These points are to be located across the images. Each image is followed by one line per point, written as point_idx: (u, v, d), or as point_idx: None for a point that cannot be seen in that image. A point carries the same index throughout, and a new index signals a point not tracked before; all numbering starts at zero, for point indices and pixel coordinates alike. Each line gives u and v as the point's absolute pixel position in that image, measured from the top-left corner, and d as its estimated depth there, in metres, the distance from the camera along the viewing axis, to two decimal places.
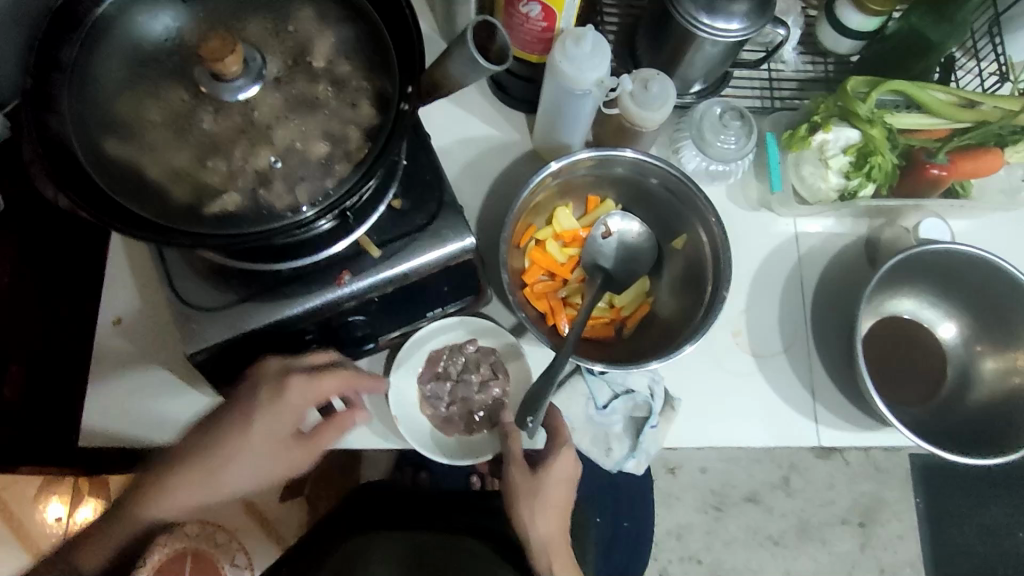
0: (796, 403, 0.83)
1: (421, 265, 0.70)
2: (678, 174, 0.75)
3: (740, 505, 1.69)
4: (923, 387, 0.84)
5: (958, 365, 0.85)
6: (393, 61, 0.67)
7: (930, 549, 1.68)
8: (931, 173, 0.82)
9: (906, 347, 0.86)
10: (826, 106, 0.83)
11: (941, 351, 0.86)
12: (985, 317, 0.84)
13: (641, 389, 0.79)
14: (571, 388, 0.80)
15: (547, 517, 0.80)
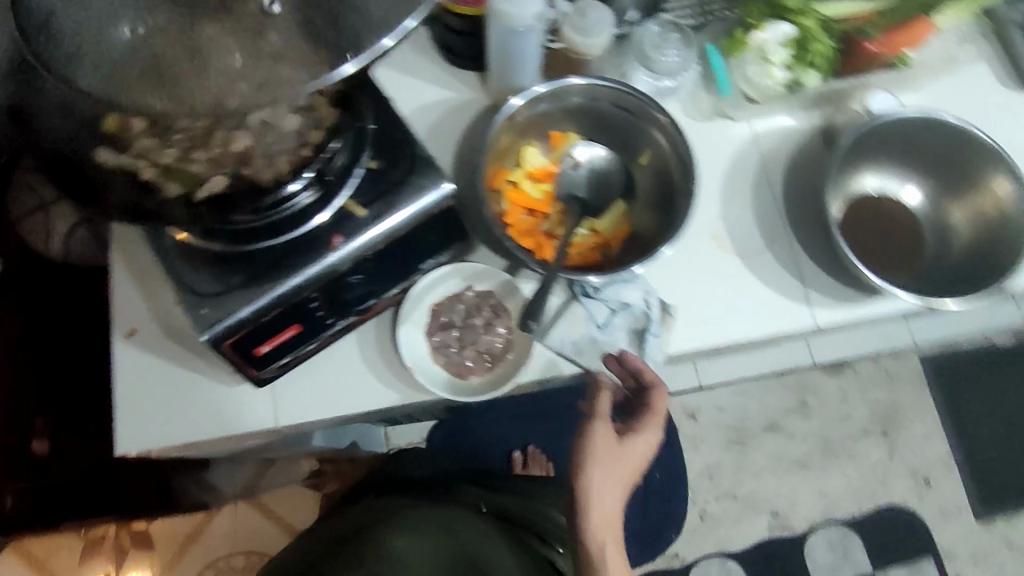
0: (786, 292, 0.87)
1: (404, 220, 0.74)
2: (627, 90, 0.80)
3: (762, 435, 1.73)
4: (905, 251, 0.88)
5: (929, 226, 0.89)
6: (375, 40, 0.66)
7: (955, 442, 1.73)
8: (869, 50, 0.87)
9: (880, 223, 0.89)
10: (758, 8, 0.88)
11: (913, 216, 0.90)
12: (946, 176, 0.88)
13: (637, 302, 0.83)
14: (570, 314, 0.83)
15: (607, 489, 0.78)
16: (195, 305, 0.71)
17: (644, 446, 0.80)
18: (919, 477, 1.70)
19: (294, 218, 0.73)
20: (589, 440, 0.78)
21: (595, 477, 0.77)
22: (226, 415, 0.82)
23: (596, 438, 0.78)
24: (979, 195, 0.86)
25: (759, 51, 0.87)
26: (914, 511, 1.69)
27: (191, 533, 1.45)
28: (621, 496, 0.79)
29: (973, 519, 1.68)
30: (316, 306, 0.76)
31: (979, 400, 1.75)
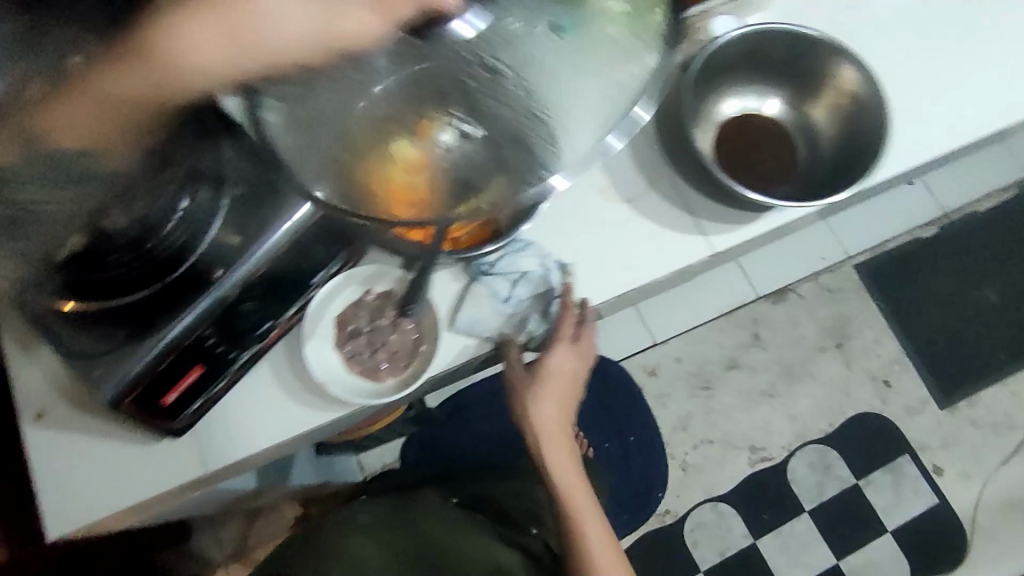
0: (678, 227, 0.89)
1: (274, 247, 0.73)
2: None
3: (725, 375, 1.75)
4: (775, 162, 0.91)
5: (794, 133, 0.93)
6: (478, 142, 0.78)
7: (906, 339, 1.78)
8: None
9: (749, 141, 0.92)
10: None
11: (777, 127, 0.93)
12: (802, 80, 0.91)
13: (534, 269, 0.85)
14: (473, 295, 0.83)
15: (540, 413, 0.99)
16: (86, 366, 0.72)
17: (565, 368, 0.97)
18: (879, 380, 1.75)
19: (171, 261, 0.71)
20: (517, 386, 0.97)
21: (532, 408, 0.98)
22: (156, 470, 0.81)
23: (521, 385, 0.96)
24: (828, 98, 0.90)
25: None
26: (883, 414, 1.73)
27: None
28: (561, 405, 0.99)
29: (938, 409, 1.73)
30: (213, 342, 0.75)
31: (918, 295, 1.82)
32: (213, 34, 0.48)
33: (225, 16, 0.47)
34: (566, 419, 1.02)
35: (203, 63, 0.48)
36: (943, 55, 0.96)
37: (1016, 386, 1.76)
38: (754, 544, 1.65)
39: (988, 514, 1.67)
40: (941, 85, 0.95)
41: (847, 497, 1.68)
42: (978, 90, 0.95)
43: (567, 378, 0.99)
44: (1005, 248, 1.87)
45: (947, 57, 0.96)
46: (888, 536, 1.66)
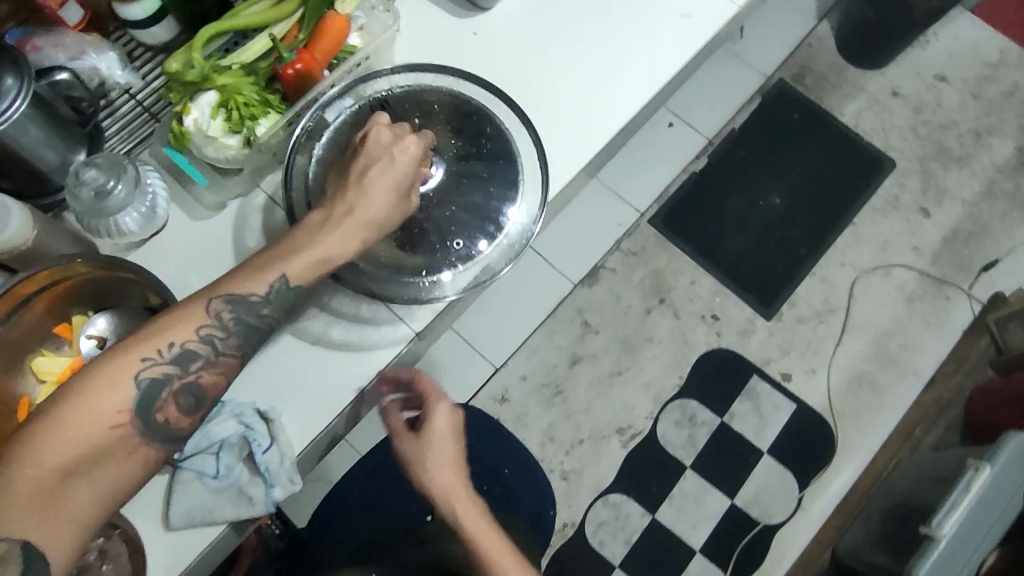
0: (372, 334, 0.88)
1: None
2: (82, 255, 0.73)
3: (572, 372, 1.76)
4: (437, 246, 0.84)
5: (456, 208, 0.85)
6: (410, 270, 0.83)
7: (717, 271, 1.86)
8: (292, 73, 0.85)
9: (422, 223, 0.84)
10: (177, 91, 0.82)
11: (440, 202, 0.84)
12: (451, 117, 0.87)
13: (232, 432, 0.80)
14: (177, 485, 0.78)
15: (448, 482, 0.81)
16: None
17: (442, 419, 0.83)
18: (708, 316, 1.82)
19: None
20: (401, 451, 0.83)
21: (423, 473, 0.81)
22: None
23: (404, 450, 0.82)
24: (462, 152, 0.86)
25: (199, 132, 0.81)
26: (722, 347, 1.80)
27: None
28: (455, 466, 0.82)
29: (766, 321, 1.82)
30: None
31: (713, 224, 1.90)
32: (378, 202, 0.76)
33: (374, 196, 0.76)
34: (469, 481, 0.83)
35: (384, 221, 0.76)
36: (570, 55, 0.99)
37: (823, 272, 1.87)
38: (655, 518, 1.67)
39: (840, 397, 1.77)
40: (579, 86, 0.98)
41: (718, 437, 1.74)
42: (612, 75, 0.99)
43: (452, 439, 0.83)
44: (771, 150, 1.97)
45: (574, 55, 0.99)
46: (766, 456, 1.73)
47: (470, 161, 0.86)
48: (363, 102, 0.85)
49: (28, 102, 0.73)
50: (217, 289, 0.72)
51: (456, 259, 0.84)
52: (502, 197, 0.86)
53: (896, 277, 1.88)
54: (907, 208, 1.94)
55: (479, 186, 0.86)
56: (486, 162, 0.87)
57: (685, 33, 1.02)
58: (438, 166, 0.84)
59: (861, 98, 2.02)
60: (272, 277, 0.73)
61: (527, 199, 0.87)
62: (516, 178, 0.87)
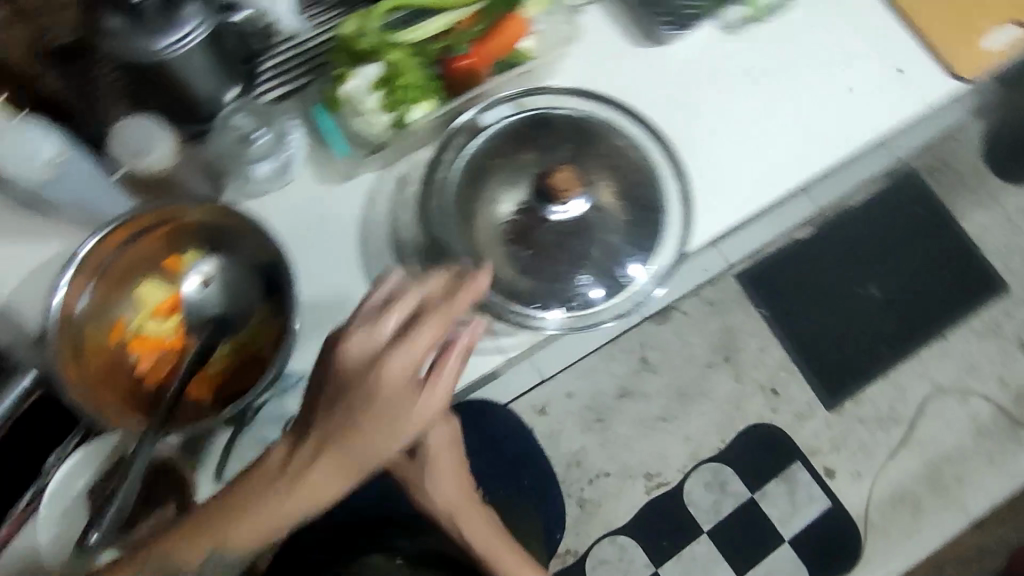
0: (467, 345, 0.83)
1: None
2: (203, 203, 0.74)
3: (618, 404, 1.73)
4: (562, 279, 0.78)
5: (585, 246, 0.78)
6: (525, 296, 0.77)
7: (790, 344, 1.79)
8: (460, 66, 0.82)
9: (553, 254, 0.78)
10: (343, 55, 0.81)
11: (573, 235, 0.78)
12: (604, 152, 0.82)
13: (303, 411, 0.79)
14: (239, 447, 0.78)
15: (449, 494, 0.93)
16: None
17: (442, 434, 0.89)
18: (768, 389, 1.76)
19: None
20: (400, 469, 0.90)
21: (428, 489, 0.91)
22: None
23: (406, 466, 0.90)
24: (611, 189, 0.80)
25: (353, 102, 0.79)
26: (773, 424, 1.74)
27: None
28: (456, 477, 0.93)
29: (825, 411, 1.76)
30: None
31: (801, 296, 1.82)
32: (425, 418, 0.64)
33: (345, 455, 0.63)
34: (466, 487, 0.95)
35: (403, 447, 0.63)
36: (740, 113, 0.92)
37: (899, 378, 1.79)
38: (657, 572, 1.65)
39: (879, 510, 1.71)
40: (739, 148, 0.90)
41: (742, 512, 1.70)
42: (775, 147, 0.91)
43: (449, 450, 0.92)
44: (882, 239, 1.87)
45: (742, 113, 0.92)
46: (786, 545, 1.69)
47: (617, 201, 0.80)
48: (526, 112, 0.81)
49: (205, 34, 0.70)
50: (174, 546, 0.65)
51: (578, 298, 0.78)
52: (642, 247, 0.80)
53: (973, 405, 1.78)
54: (1006, 338, 1.83)
55: (618, 228, 0.80)
56: (632, 203, 0.81)
57: (866, 119, 0.93)
58: (582, 199, 0.77)
59: (993, 210, 1.89)
60: (279, 522, 0.64)
61: (658, 257, 0.80)
62: (657, 232, 0.81)
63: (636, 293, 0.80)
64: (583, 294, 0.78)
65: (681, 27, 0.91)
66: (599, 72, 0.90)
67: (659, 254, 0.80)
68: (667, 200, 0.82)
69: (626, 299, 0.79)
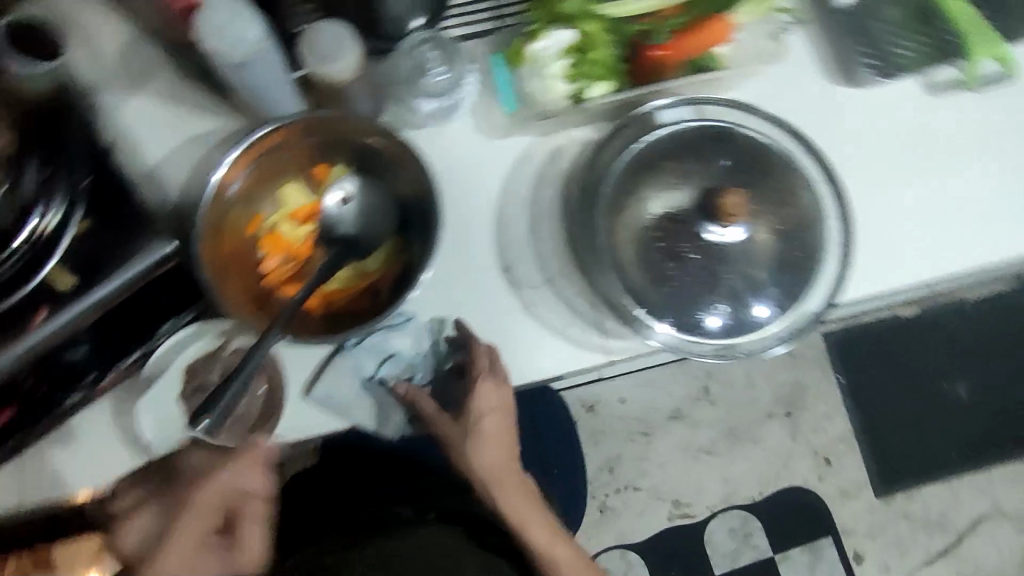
0: (576, 338, 0.80)
1: (131, 278, 0.66)
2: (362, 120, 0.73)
3: (666, 425, 1.69)
4: (693, 302, 0.75)
5: (726, 273, 0.75)
6: (651, 307, 0.74)
7: (858, 419, 1.71)
8: (653, 55, 0.78)
9: (693, 273, 0.76)
10: (540, 11, 0.78)
11: (721, 260, 0.75)
12: (773, 184, 0.77)
13: (405, 349, 0.79)
14: (335, 368, 0.76)
15: (490, 462, 0.85)
16: None
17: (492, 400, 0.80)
18: (820, 457, 1.69)
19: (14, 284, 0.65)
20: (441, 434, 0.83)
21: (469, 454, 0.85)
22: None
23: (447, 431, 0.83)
24: (770, 226, 0.76)
25: (536, 63, 0.77)
26: (815, 492, 1.68)
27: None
28: (503, 445, 0.85)
29: (873, 496, 1.69)
30: (82, 353, 0.69)
31: (886, 374, 1.72)
32: (486, 416, 0.82)
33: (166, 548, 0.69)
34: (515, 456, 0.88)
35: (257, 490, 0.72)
36: (920, 182, 0.85)
37: (959, 487, 1.70)
38: None
39: None
40: (912, 217, 0.84)
41: (758, 567, 1.66)
42: (948, 228, 0.85)
43: (501, 419, 0.83)
44: (993, 345, 1.75)
45: (925, 182, 0.85)
46: None
47: (773, 239, 0.76)
48: (711, 122, 0.77)
49: None
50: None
51: (705, 326, 0.74)
52: (785, 294, 0.75)
53: None
54: None
55: (766, 266, 0.76)
56: (785, 244, 0.76)
57: None
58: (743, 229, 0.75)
59: None
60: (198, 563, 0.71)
61: (794, 312, 0.75)
62: (805, 283, 0.75)
63: (759, 343, 0.75)
64: (711, 324, 0.75)
65: (886, 73, 0.86)
66: (788, 96, 0.85)
67: (798, 310, 0.75)
68: (823, 256, 0.76)
69: (749, 345, 0.75)
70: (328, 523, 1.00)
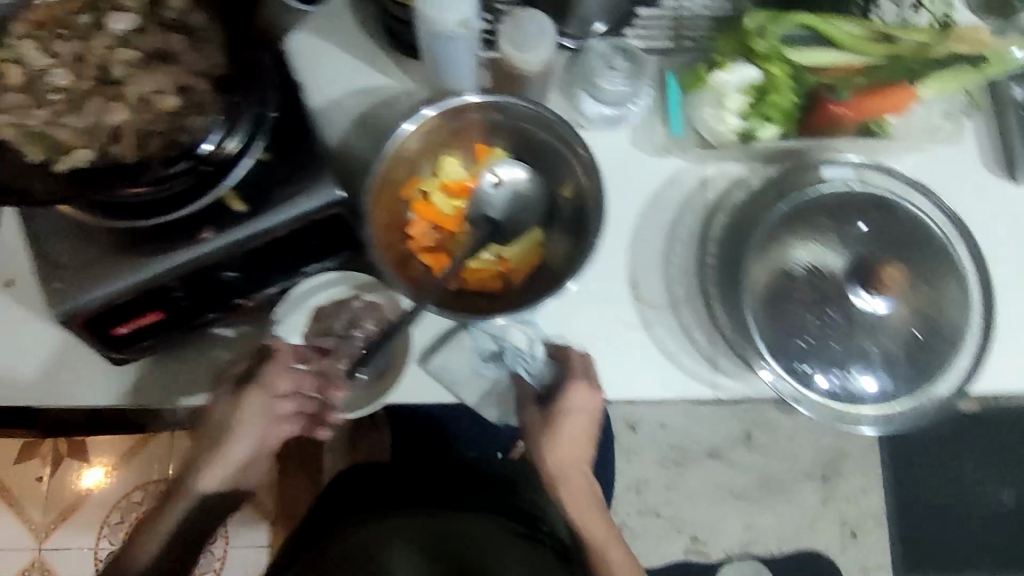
0: (691, 370, 0.81)
1: (288, 219, 0.69)
2: (535, 108, 0.74)
3: (703, 461, 1.60)
4: (822, 358, 0.72)
5: (862, 336, 0.73)
6: (781, 346, 0.72)
7: (891, 497, 1.62)
8: (834, 112, 0.78)
9: (827, 328, 0.73)
10: (729, 44, 0.79)
11: (860, 327, 0.72)
12: (928, 261, 0.74)
13: (522, 345, 0.80)
14: (456, 344, 0.79)
15: (562, 461, 0.83)
16: (46, 276, 0.68)
17: (580, 403, 0.78)
18: (849, 529, 1.60)
19: (191, 192, 0.68)
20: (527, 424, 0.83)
21: (542, 449, 0.83)
22: (98, 386, 0.80)
23: (532, 420, 0.82)
24: (916, 304, 0.73)
25: (716, 93, 0.79)
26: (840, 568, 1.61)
27: (69, 504, 1.35)
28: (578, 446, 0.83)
29: None
30: (231, 276, 0.72)
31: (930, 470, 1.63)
32: (570, 416, 0.79)
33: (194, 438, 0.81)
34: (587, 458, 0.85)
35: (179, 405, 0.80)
36: None
37: None
38: None
39: None
40: None
41: None
42: None
43: (586, 423, 0.80)
44: None
45: None
46: None
47: (914, 316, 0.73)
48: (875, 189, 0.76)
49: None
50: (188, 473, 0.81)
51: (828, 382, 0.72)
52: (916, 380, 0.72)
53: None
54: None
55: (900, 342, 0.73)
56: (929, 327, 0.73)
57: None
58: (884, 303, 0.73)
59: None
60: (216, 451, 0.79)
61: (911, 399, 0.72)
62: (937, 371, 0.73)
63: (860, 418, 0.72)
64: (827, 385, 0.72)
65: None
66: (951, 177, 0.84)
67: (920, 394, 0.72)
68: (958, 353, 0.73)
69: (853, 418, 0.72)
70: (366, 485, 0.98)
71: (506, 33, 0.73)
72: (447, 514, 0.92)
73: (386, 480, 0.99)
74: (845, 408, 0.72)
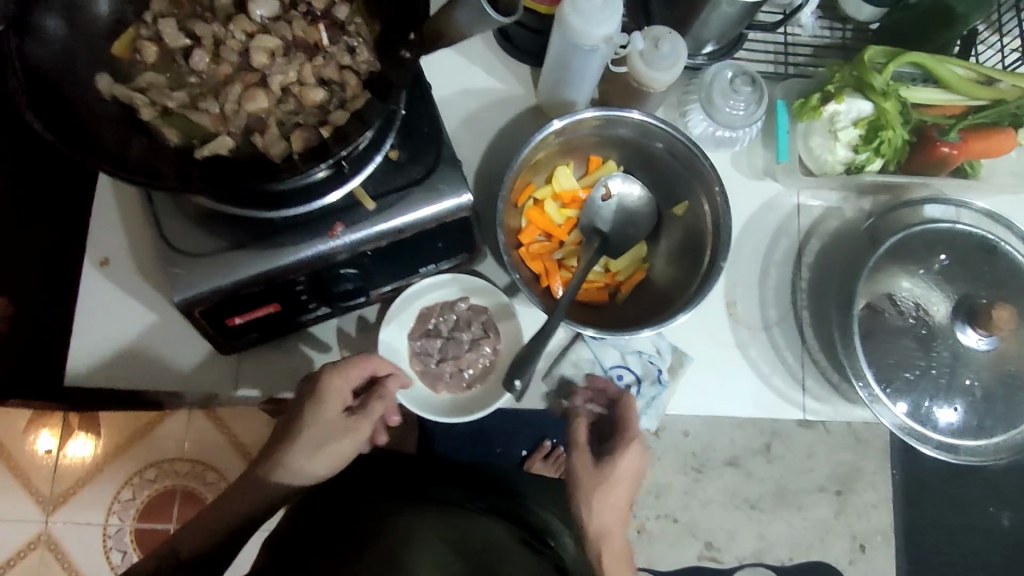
0: (781, 390, 0.84)
1: (419, 220, 0.69)
2: (683, 139, 0.74)
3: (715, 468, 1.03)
4: (923, 386, 0.75)
5: (963, 370, 0.76)
6: (886, 373, 0.75)
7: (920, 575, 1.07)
8: (942, 151, 0.80)
9: (931, 356, 0.76)
10: (841, 76, 0.81)
11: (964, 362, 0.76)
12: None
13: (647, 349, 0.82)
14: (576, 354, 0.83)
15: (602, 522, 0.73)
16: (170, 259, 0.67)
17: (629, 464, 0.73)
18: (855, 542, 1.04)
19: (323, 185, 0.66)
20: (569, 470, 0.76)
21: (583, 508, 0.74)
22: (202, 376, 0.80)
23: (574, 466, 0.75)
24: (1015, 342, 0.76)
25: (828, 122, 0.80)
26: None
27: (63, 491, 1.09)
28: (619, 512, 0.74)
29: None
30: (349, 274, 0.71)
31: None
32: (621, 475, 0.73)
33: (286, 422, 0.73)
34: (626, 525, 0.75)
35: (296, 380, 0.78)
36: None
37: None
38: None
39: None
40: None
41: None
42: None
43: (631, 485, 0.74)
44: None
45: None
46: None
47: (1012, 356, 0.76)
48: (981, 231, 0.77)
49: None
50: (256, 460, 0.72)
51: (930, 409, 0.75)
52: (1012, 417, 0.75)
53: None
54: None
55: (994, 378, 0.76)
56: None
57: None
58: (988, 341, 0.76)
59: None
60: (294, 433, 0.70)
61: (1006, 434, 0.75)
62: None
63: (950, 443, 0.74)
64: (930, 414, 0.75)
65: None
66: None
67: (1011, 431, 0.75)
68: None
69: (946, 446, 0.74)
70: (354, 488, 0.77)
71: (640, 50, 0.73)
72: (463, 514, 0.72)
73: (384, 476, 0.79)
74: (944, 437, 0.74)
